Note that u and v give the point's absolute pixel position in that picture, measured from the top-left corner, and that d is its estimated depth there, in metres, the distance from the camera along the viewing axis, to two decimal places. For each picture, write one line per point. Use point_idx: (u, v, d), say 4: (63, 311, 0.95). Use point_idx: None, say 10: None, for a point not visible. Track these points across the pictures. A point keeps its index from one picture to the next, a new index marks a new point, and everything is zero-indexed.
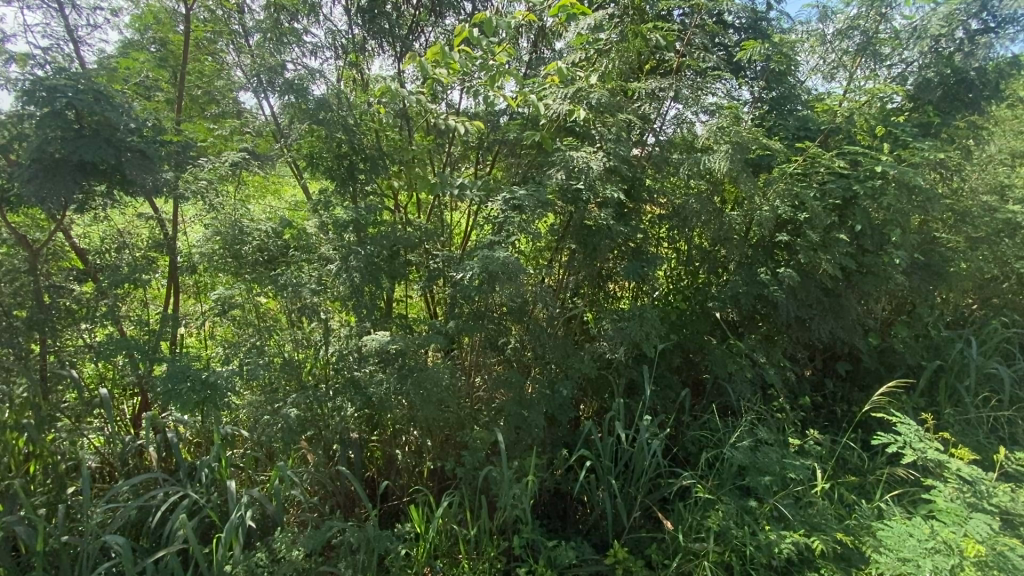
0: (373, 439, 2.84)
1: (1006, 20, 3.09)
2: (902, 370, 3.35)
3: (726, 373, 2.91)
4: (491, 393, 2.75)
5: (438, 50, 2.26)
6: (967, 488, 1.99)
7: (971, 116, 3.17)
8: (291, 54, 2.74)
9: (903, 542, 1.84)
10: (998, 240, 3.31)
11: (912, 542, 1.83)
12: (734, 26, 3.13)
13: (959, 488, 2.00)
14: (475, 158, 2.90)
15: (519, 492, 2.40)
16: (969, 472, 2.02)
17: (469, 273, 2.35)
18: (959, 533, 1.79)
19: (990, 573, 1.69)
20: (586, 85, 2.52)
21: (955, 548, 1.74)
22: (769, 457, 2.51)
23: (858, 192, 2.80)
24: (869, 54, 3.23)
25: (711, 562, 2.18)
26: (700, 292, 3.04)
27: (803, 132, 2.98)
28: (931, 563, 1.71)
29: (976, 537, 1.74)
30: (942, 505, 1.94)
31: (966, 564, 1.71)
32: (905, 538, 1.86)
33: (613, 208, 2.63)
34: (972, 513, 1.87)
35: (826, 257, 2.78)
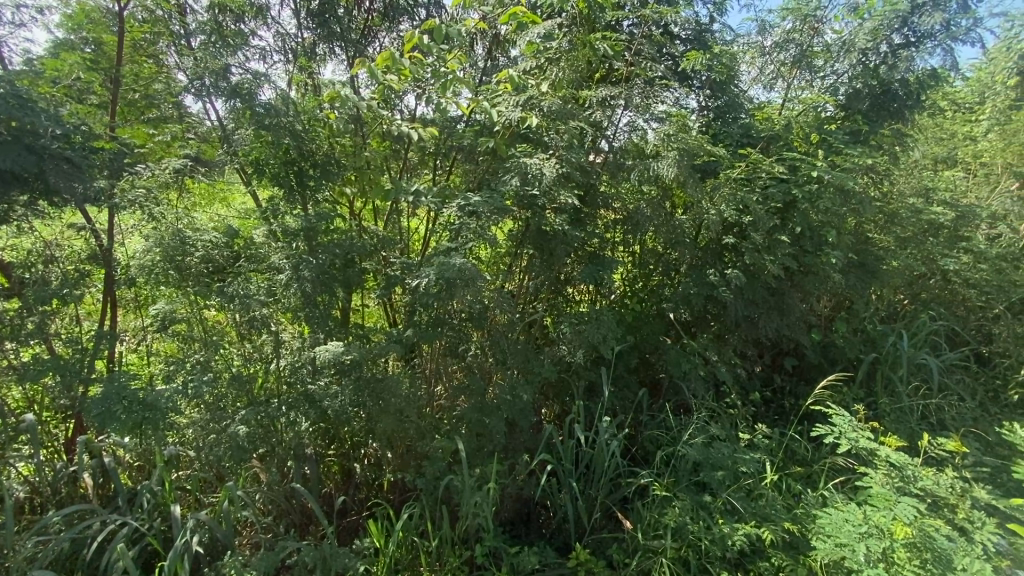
0: (329, 453, 2.79)
1: (925, 35, 3.25)
2: (842, 364, 3.54)
3: (681, 372, 2.99)
4: (452, 401, 2.76)
5: (388, 55, 2.22)
6: (895, 473, 2.05)
7: (896, 125, 3.40)
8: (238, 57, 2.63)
9: (840, 527, 1.95)
10: (922, 240, 3.56)
11: (848, 528, 1.92)
12: (680, 37, 3.21)
13: (890, 473, 2.06)
14: (432, 165, 2.88)
15: (480, 500, 2.38)
16: (898, 457, 2.07)
17: (426, 280, 2.33)
18: (890, 516, 1.87)
19: (920, 554, 1.76)
20: (538, 93, 2.56)
21: (885, 531, 1.84)
22: (722, 452, 2.59)
23: (797, 196, 2.95)
24: (803, 65, 3.40)
25: (669, 559, 2.22)
26: (655, 294, 3.12)
27: (745, 139, 3.14)
28: (864, 547, 1.81)
29: (904, 518, 1.84)
30: (873, 490, 2.03)
31: (896, 545, 1.80)
32: (842, 524, 1.96)
33: (567, 214, 2.68)
34: (900, 496, 1.93)
35: (770, 258, 2.90)
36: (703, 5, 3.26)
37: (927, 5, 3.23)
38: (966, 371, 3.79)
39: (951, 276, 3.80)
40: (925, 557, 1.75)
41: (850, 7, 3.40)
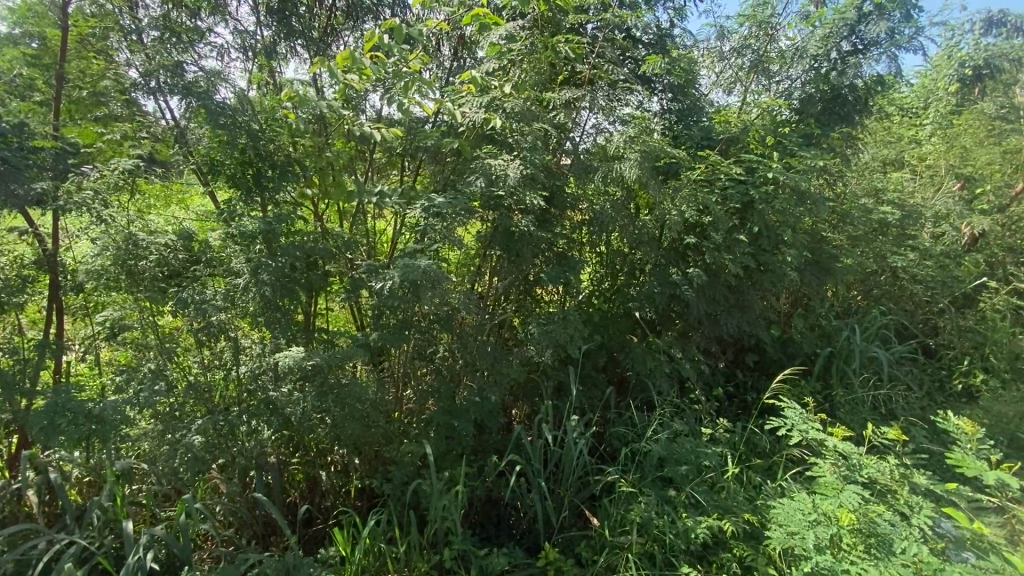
0: (293, 461, 2.72)
1: (870, 43, 3.40)
2: (800, 358, 3.66)
3: (647, 369, 3.04)
4: (421, 404, 2.76)
5: (347, 55, 2.21)
6: (842, 463, 2.09)
7: (845, 128, 3.49)
8: (196, 54, 2.55)
9: (791, 517, 1.99)
10: (872, 239, 3.72)
11: (799, 517, 1.95)
12: (642, 42, 3.24)
13: (837, 463, 2.10)
14: (399, 166, 2.86)
15: (448, 503, 2.36)
16: (844, 446, 2.11)
17: (390, 282, 2.31)
18: (836, 503, 1.91)
19: (866, 539, 1.81)
20: (500, 95, 2.58)
21: (832, 518, 1.89)
22: (686, 447, 2.67)
23: (754, 197, 3.05)
24: (760, 71, 3.52)
25: (635, 554, 2.26)
26: (621, 294, 3.16)
27: (705, 141, 3.21)
28: (813, 536, 1.86)
29: (849, 505, 1.88)
30: (822, 480, 2.07)
31: (843, 531, 1.85)
32: (793, 513, 2.00)
33: (533, 215, 2.68)
34: (847, 484, 1.98)
35: (729, 257, 2.99)
36: (663, 10, 3.33)
37: (872, 14, 3.37)
38: (915, 363, 3.97)
39: (899, 273, 3.98)
40: (870, 543, 1.79)
41: (802, 15, 3.54)
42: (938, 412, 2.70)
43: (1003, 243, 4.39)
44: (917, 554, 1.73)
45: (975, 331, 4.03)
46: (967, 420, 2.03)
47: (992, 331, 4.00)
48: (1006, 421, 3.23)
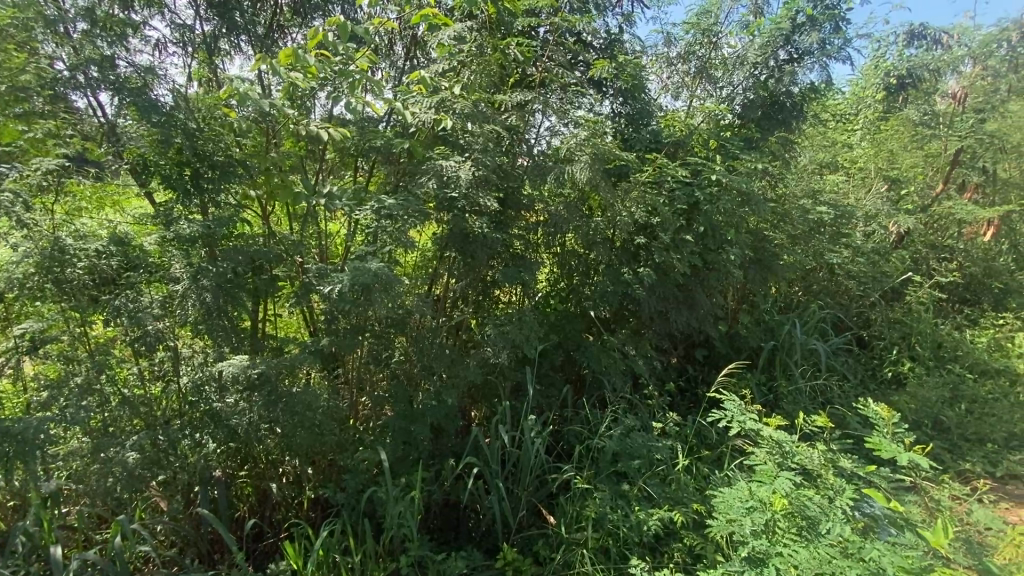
0: (241, 474, 2.62)
1: (804, 52, 3.56)
2: (746, 352, 3.83)
3: (601, 367, 3.10)
4: (377, 410, 2.71)
5: (290, 53, 2.13)
6: (776, 450, 2.12)
7: (782, 133, 3.67)
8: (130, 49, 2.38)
9: (730, 504, 1.99)
10: (810, 238, 3.93)
11: (735, 504, 1.95)
12: (593, 46, 3.30)
13: (771, 451, 2.13)
14: (353, 167, 2.80)
15: (404, 509, 2.33)
16: (779, 434, 2.14)
17: (339, 286, 2.25)
18: (771, 489, 1.94)
19: (797, 522, 1.84)
20: (450, 96, 2.55)
21: (765, 503, 1.90)
22: (638, 442, 2.73)
23: (700, 198, 3.17)
24: (705, 76, 3.68)
25: (590, 549, 2.30)
26: (576, 293, 3.21)
27: (653, 144, 3.31)
28: (749, 521, 1.86)
29: (782, 490, 1.90)
30: (757, 468, 2.09)
31: (777, 516, 1.87)
32: (731, 500, 2.00)
33: (488, 217, 2.68)
34: (781, 471, 2.02)
35: (677, 256, 3.10)
36: (613, 16, 3.40)
37: (805, 24, 3.54)
38: (850, 353, 4.22)
39: (835, 269, 4.23)
40: (801, 525, 1.83)
41: (742, 24, 3.70)
42: (861, 399, 2.88)
43: (925, 241, 4.78)
44: (842, 533, 1.77)
45: (902, 322, 4.33)
46: (884, 405, 2.13)
47: (916, 323, 4.31)
48: (928, 405, 3.49)
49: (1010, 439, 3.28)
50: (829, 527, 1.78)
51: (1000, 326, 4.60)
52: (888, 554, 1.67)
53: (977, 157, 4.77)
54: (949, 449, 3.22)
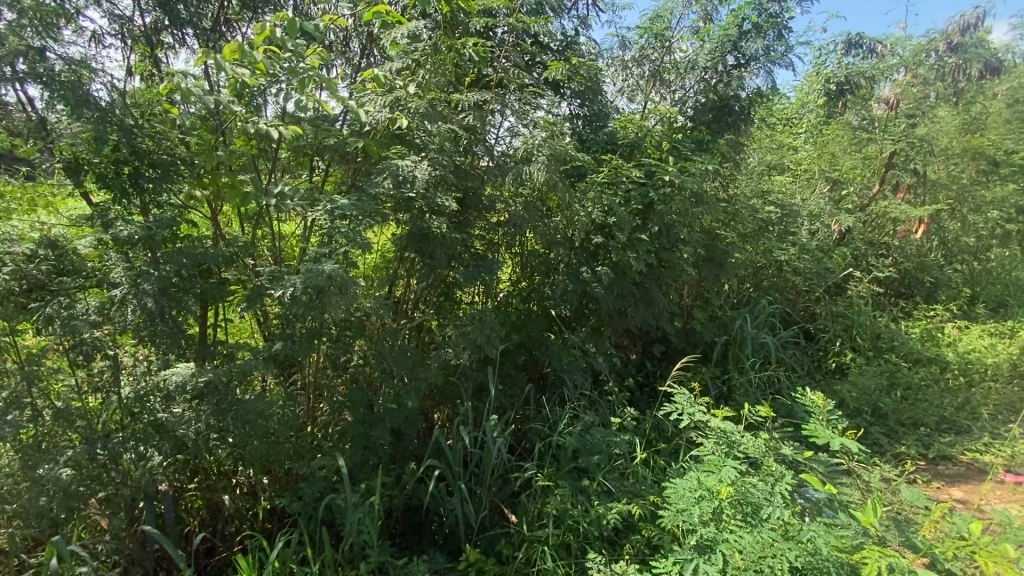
0: (190, 487, 2.50)
1: (750, 58, 3.68)
2: (701, 347, 3.96)
3: (562, 365, 3.13)
4: (335, 415, 2.65)
5: (235, 48, 2.07)
6: (723, 441, 2.17)
7: (730, 136, 3.80)
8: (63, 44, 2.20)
9: (680, 495, 2.02)
10: (759, 236, 4.10)
11: (685, 494, 1.99)
12: (550, 48, 3.33)
13: (719, 442, 2.19)
14: (308, 167, 2.74)
15: (363, 515, 2.29)
16: (725, 424, 2.20)
17: (293, 289, 2.19)
18: (718, 478, 1.98)
19: (743, 509, 1.90)
20: (405, 94, 2.53)
21: (712, 492, 1.94)
22: (597, 437, 2.78)
23: (654, 199, 3.25)
24: (659, 80, 3.80)
25: (551, 546, 2.32)
26: (537, 293, 3.23)
27: (609, 145, 3.39)
28: (698, 511, 1.89)
29: (728, 479, 1.94)
30: (705, 458, 2.13)
31: (723, 504, 1.92)
32: (682, 491, 2.04)
33: (447, 217, 2.67)
34: (727, 460, 2.07)
35: (633, 255, 3.17)
36: (569, 18, 3.45)
37: (751, 32, 3.67)
38: (798, 346, 4.43)
39: (784, 266, 4.42)
40: (746, 512, 1.88)
41: (693, 30, 3.81)
42: (803, 388, 3.02)
43: (865, 238, 5.06)
44: (782, 518, 1.86)
45: (844, 316, 4.58)
46: (818, 394, 2.24)
47: (857, 316, 4.56)
48: (868, 393, 3.70)
49: (941, 422, 3.52)
50: (771, 512, 1.84)
51: (931, 317, 4.93)
52: (823, 535, 1.77)
53: (909, 159, 5.08)
54: (887, 433, 3.42)
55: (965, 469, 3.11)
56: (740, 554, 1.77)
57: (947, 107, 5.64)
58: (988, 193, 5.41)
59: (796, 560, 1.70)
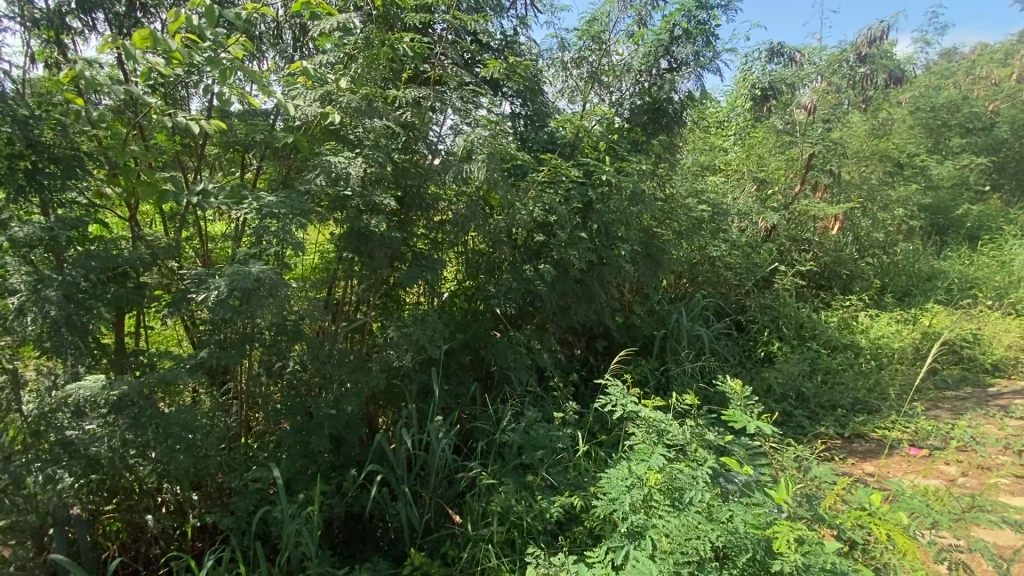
0: (107, 509, 2.30)
1: (682, 62, 3.83)
2: (641, 340, 4.11)
3: (507, 363, 3.15)
4: (271, 424, 2.54)
5: (147, 35, 1.89)
6: (652, 430, 2.26)
7: (665, 137, 3.95)
8: None
9: (613, 484, 2.09)
10: (693, 233, 4.29)
11: (616, 483, 2.04)
12: (491, 47, 3.33)
13: (648, 431, 2.27)
14: (240, 163, 2.64)
15: (301, 526, 2.21)
16: (654, 413, 2.28)
17: (216, 293, 2.08)
18: (647, 466, 2.06)
19: (672, 493, 1.98)
20: (336, 88, 2.45)
21: (642, 480, 2.01)
22: (541, 433, 2.81)
23: (592, 198, 3.36)
24: (596, 83, 3.88)
25: (495, 543, 2.33)
26: (481, 292, 3.23)
27: (549, 145, 3.47)
28: (628, 499, 1.97)
29: (656, 466, 2.03)
30: (635, 447, 2.21)
31: (652, 491, 1.99)
32: (614, 480, 2.11)
33: (385, 215, 2.61)
34: (656, 448, 2.16)
35: (574, 252, 3.23)
36: (508, 18, 3.46)
37: (682, 37, 3.81)
38: (731, 337, 4.68)
39: (716, 262, 4.66)
40: (673, 496, 1.96)
41: (628, 33, 3.92)
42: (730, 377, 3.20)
43: (788, 235, 5.42)
44: (706, 501, 1.92)
45: (772, 307, 4.87)
46: (736, 381, 2.38)
47: (783, 307, 4.86)
48: (793, 379, 3.96)
49: (855, 403, 3.82)
50: (694, 495, 1.92)
51: (848, 307, 5.34)
52: (741, 513, 1.84)
53: (827, 161, 5.47)
54: (809, 416, 3.68)
55: (875, 445, 3.39)
56: (667, 538, 1.82)
57: (858, 114, 6.13)
58: (894, 193, 5.92)
59: (717, 540, 1.74)
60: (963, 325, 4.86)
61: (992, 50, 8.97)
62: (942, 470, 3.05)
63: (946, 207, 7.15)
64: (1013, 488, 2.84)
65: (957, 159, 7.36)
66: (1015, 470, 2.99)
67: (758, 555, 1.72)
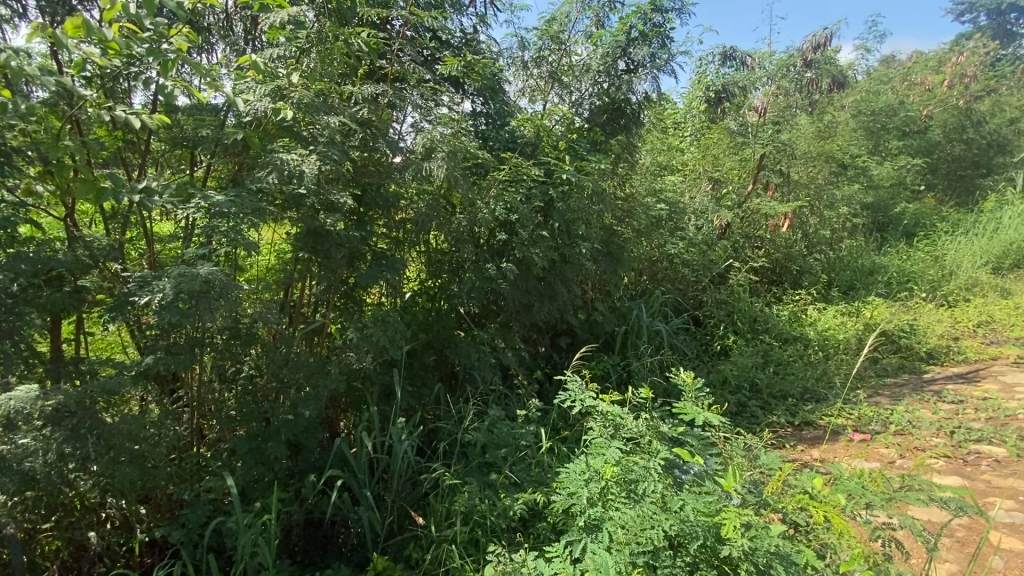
0: (45, 527, 2.14)
1: (639, 64, 3.91)
2: (603, 336, 4.18)
3: (470, 363, 3.14)
4: (225, 431, 2.46)
5: (79, 22, 1.75)
6: (609, 424, 2.31)
7: (623, 137, 4.03)
8: None
9: (571, 480, 2.15)
10: (652, 231, 4.39)
11: (575, 477, 2.12)
12: (450, 44, 3.31)
13: (605, 425, 2.32)
14: (188, 161, 2.54)
15: (257, 536, 2.14)
16: (610, 408, 2.33)
17: (159, 296, 1.99)
18: (604, 460, 2.10)
19: (628, 485, 2.01)
20: (288, 83, 2.37)
21: (598, 474, 2.06)
22: (504, 431, 2.82)
23: (553, 196, 3.39)
24: (556, 83, 3.90)
25: (458, 543, 2.32)
26: (444, 291, 3.21)
27: (510, 144, 3.48)
28: (586, 494, 2.03)
29: (612, 459, 2.07)
30: (592, 441, 2.27)
31: (609, 484, 2.04)
32: (573, 476, 2.16)
33: (342, 214, 2.55)
34: (612, 442, 2.21)
35: (536, 251, 3.26)
36: (467, 16, 3.45)
37: (638, 39, 3.89)
38: (689, 332, 4.83)
39: (674, 260, 4.80)
40: (628, 489, 1.99)
41: (586, 34, 3.98)
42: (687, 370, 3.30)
43: (742, 232, 5.63)
44: (659, 491, 1.94)
45: (727, 302, 5.05)
46: (687, 372, 2.43)
47: (738, 302, 5.04)
48: (747, 371, 4.12)
49: (804, 393, 4.02)
50: (648, 486, 1.95)
51: (797, 301, 5.60)
52: (692, 502, 1.85)
53: (777, 161, 5.70)
54: (761, 406, 3.85)
55: (822, 432, 3.57)
56: (623, 529, 1.85)
57: (806, 117, 6.42)
58: (839, 192, 6.23)
59: (669, 529, 1.78)
60: (901, 316, 5.18)
61: (926, 57, 9.57)
62: (881, 453, 3.24)
63: (886, 206, 7.59)
64: (944, 467, 3.05)
65: (895, 160, 7.82)
66: (946, 450, 3.21)
67: (708, 542, 1.76)
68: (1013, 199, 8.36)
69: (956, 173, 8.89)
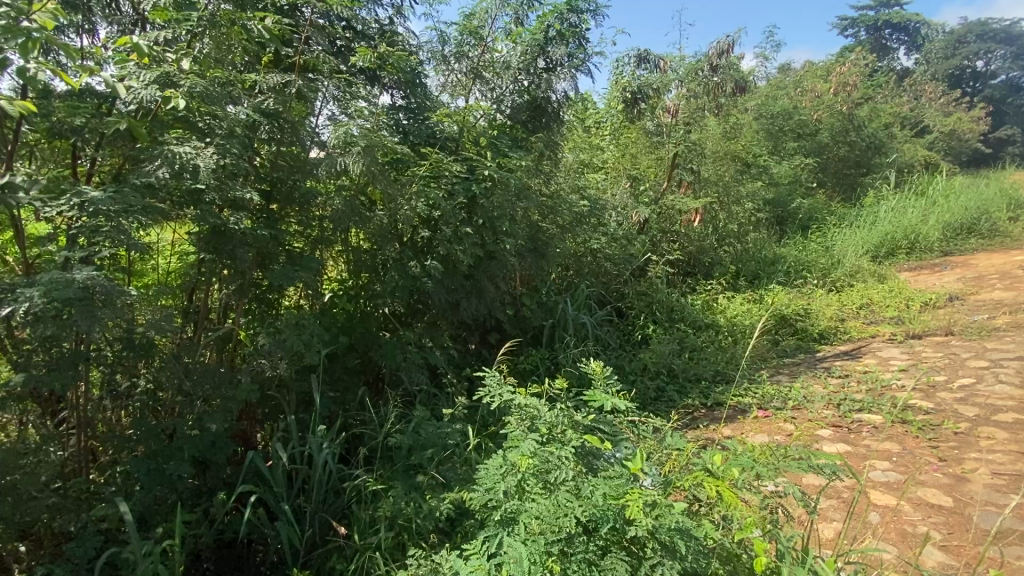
0: None
1: (557, 63, 3.98)
2: (530, 331, 4.26)
3: (395, 364, 3.07)
4: (119, 453, 2.24)
5: None
6: (525, 417, 2.34)
7: (544, 135, 4.10)
8: None
9: (491, 476, 2.16)
10: (576, 226, 4.50)
11: (494, 473, 2.15)
12: (364, 35, 3.19)
13: (521, 418, 2.35)
14: (65, 153, 2.28)
15: (158, 565, 1.97)
16: (526, 400, 2.36)
17: (23, 306, 1.76)
18: (520, 453, 2.13)
19: (542, 475, 2.05)
20: (178, 70, 2.18)
21: (515, 467, 2.09)
22: (430, 431, 2.78)
23: (476, 192, 3.38)
24: (476, 79, 3.88)
25: (383, 549, 2.27)
26: (366, 291, 3.11)
27: (431, 139, 3.41)
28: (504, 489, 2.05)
29: (528, 451, 2.10)
30: (510, 435, 2.29)
31: (526, 476, 2.07)
32: (491, 472, 2.18)
33: (247, 212, 2.39)
34: (528, 434, 2.24)
35: (459, 248, 3.24)
36: (382, 7, 3.34)
37: (555, 39, 3.95)
38: (613, 323, 5.03)
39: (597, 254, 4.97)
40: (543, 479, 2.03)
41: (506, 31, 4.00)
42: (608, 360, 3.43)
43: (659, 227, 5.94)
44: (573, 480, 1.98)
45: (647, 294, 5.31)
46: (598, 362, 2.51)
47: (656, 293, 5.32)
48: (664, 358, 4.37)
49: (716, 375, 4.32)
50: (560, 475, 1.99)
51: (709, 291, 6.00)
52: (601, 487, 1.91)
53: (688, 160, 6.05)
54: (678, 391, 4.10)
55: (731, 411, 3.87)
56: (538, 520, 1.89)
57: (714, 118, 6.86)
58: (743, 188, 6.73)
59: (582, 515, 1.83)
60: (797, 301, 5.71)
61: (816, 67, 10.54)
62: (780, 427, 3.56)
63: (784, 201, 8.31)
64: (833, 436, 3.40)
65: (791, 160, 8.57)
66: (833, 420, 3.59)
67: (618, 524, 1.82)
68: (887, 195, 9.45)
69: (841, 172, 9.91)
